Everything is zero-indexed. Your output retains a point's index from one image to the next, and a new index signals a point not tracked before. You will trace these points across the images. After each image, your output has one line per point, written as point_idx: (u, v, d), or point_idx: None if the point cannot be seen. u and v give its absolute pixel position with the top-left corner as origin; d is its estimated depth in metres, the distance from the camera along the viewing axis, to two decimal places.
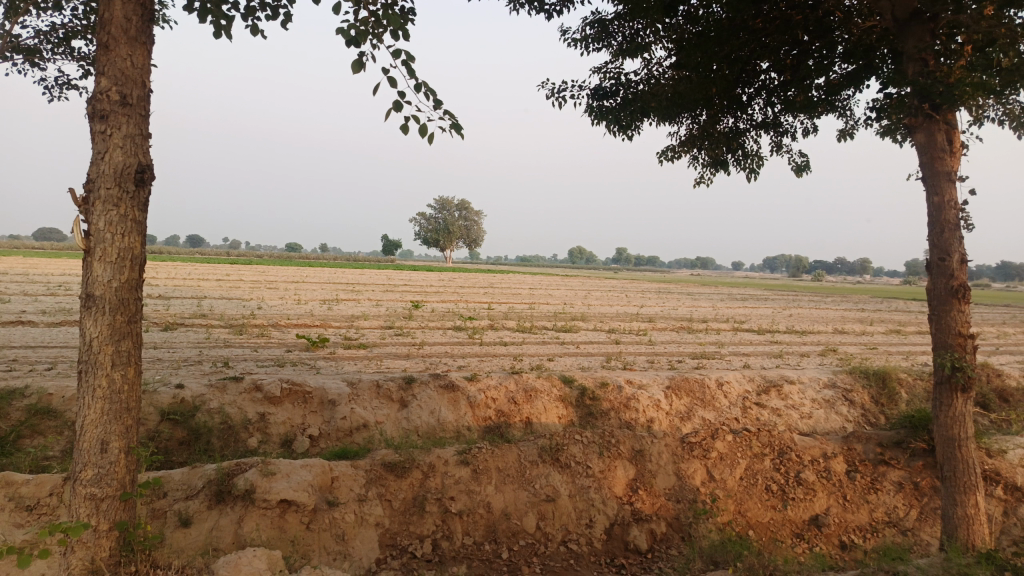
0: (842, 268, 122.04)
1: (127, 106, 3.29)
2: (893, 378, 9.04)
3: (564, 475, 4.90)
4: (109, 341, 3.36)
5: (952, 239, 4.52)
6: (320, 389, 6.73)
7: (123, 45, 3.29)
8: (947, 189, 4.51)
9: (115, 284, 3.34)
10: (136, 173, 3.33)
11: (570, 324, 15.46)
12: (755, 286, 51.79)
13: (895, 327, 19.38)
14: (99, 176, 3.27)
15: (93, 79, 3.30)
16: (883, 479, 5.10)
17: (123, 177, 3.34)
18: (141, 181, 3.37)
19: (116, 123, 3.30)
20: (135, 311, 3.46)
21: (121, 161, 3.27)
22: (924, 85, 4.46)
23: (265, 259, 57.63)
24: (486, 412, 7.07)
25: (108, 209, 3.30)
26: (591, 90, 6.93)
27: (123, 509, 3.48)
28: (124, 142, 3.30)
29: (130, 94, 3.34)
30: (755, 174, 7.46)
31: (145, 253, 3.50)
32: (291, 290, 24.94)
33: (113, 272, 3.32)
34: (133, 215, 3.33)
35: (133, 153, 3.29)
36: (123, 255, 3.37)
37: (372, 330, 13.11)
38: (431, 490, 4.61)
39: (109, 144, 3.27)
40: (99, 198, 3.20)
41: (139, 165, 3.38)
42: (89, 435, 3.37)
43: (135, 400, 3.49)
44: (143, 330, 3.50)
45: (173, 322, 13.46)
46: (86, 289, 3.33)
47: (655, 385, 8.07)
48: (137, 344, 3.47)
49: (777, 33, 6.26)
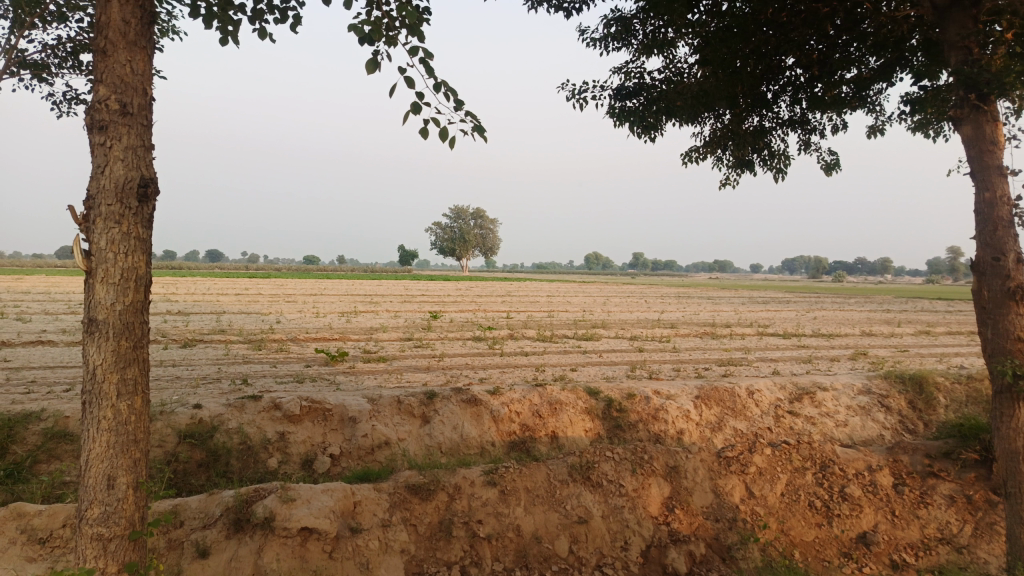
0: (863, 268, 120.60)
1: (127, 116, 3.13)
2: (930, 382, 8.73)
3: (596, 494, 4.69)
4: (114, 368, 3.20)
5: (1006, 237, 4.26)
6: (340, 406, 6.55)
7: (122, 51, 3.14)
8: (998, 185, 4.25)
9: (119, 308, 3.17)
10: (139, 188, 3.17)
11: (591, 332, 15.22)
12: (774, 289, 51.29)
13: (924, 328, 18.95)
14: (100, 193, 3.11)
15: (91, 89, 3.14)
16: (933, 493, 4.83)
17: (125, 193, 3.18)
18: (144, 196, 3.20)
19: (117, 134, 3.14)
20: (142, 335, 3.29)
21: (123, 176, 3.11)
22: (969, 74, 4.21)
23: (283, 273, 57.91)
24: (510, 427, 6.86)
25: (110, 227, 3.14)
26: (613, 91, 6.75)
27: (132, 547, 3.34)
28: (125, 155, 3.15)
29: (131, 103, 3.18)
30: (783, 174, 7.23)
31: (151, 273, 3.34)
32: (309, 303, 24.90)
33: (116, 294, 3.16)
34: (137, 233, 3.16)
35: (136, 167, 3.13)
36: (127, 276, 3.20)
37: (391, 343, 12.96)
38: (457, 513, 4.42)
39: (110, 159, 3.11)
40: (101, 216, 3.04)
41: (142, 179, 3.22)
42: (95, 469, 3.22)
43: (143, 431, 3.34)
44: (150, 355, 3.34)
45: (192, 338, 13.39)
46: (88, 314, 3.16)
47: (684, 394, 7.83)
48: (144, 370, 3.31)
49: (804, 26, 6.00)
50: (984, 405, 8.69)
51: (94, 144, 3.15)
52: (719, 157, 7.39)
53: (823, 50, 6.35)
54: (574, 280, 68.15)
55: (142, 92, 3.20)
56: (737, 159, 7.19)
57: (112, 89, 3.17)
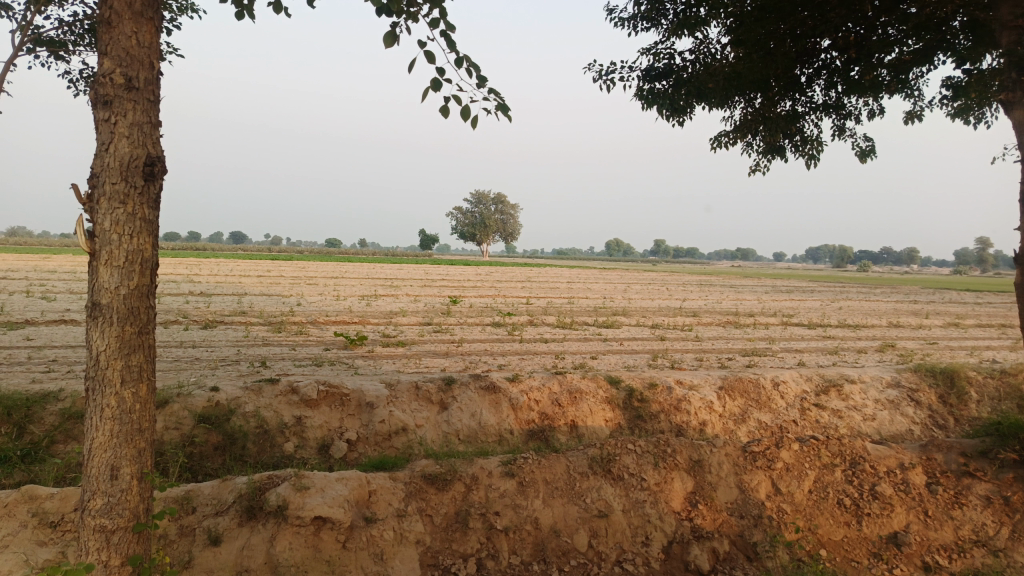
0: (889, 258, 118.73)
1: (132, 91, 3.03)
2: (963, 376, 8.46)
3: (616, 488, 4.57)
4: (118, 355, 3.13)
5: None
6: (358, 391, 6.47)
7: (127, 21, 3.02)
8: None
9: (123, 292, 3.09)
10: (145, 167, 3.07)
11: (611, 319, 15.06)
12: (797, 278, 50.67)
13: (953, 320, 18.53)
14: (103, 171, 3.02)
15: (96, 62, 3.03)
16: (968, 493, 4.63)
17: (130, 172, 3.08)
18: (149, 175, 3.10)
19: (121, 110, 3.04)
20: (147, 320, 3.21)
21: (128, 154, 3.02)
22: None
23: (304, 255, 58.26)
24: (529, 415, 6.75)
25: (115, 208, 3.05)
26: (642, 71, 6.55)
27: (137, 541, 3.30)
28: (130, 132, 3.05)
29: (137, 78, 3.08)
30: (815, 160, 7.01)
31: (156, 255, 3.25)
32: (330, 287, 24.97)
33: (121, 278, 3.07)
34: (142, 214, 3.06)
35: (141, 145, 3.02)
36: (132, 259, 3.11)
37: (410, 327, 12.91)
38: (474, 505, 4.33)
39: (114, 136, 3.01)
40: (104, 196, 2.95)
41: (148, 157, 3.12)
42: (98, 460, 3.16)
43: (149, 420, 3.27)
44: (156, 341, 3.26)
45: (212, 320, 13.43)
46: (92, 297, 3.08)
47: (707, 385, 7.66)
48: (149, 357, 3.24)
49: (842, 7, 5.76)
50: (1018, 401, 8.43)
51: (98, 120, 3.05)
52: (749, 142, 7.19)
53: (861, 33, 6.10)
54: (595, 266, 67.80)
55: (148, 65, 3.09)
56: (768, 145, 6.99)
57: (117, 63, 3.06)
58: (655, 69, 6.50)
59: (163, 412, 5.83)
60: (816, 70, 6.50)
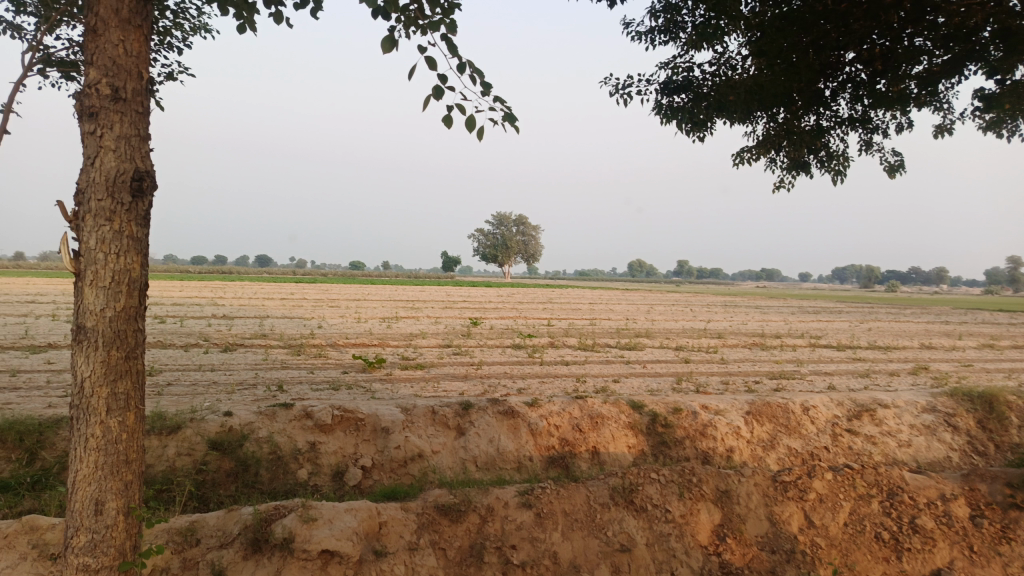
0: (918, 278, 116.74)
1: (119, 102, 2.98)
2: (1002, 400, 8.11)
3: (639, 520, 4.36)
4: (103, 382, 3.10)
5: None
6: (373, 415, 6.32)
7: (113, 29, 2.99)
8: None
9: (108, 314, 3.05)
10: (132, 181, 3.03)
11: (634, 341, 14.80)
12: (824, 299, 49.93)
13: (987, 341, 18.00)
14: (89, 186, 3.00)
15: (81, 71, 3.01)
16: (1017, 527, 4.36)
17: (117, 188, 3.02)
18: (136, 190, 3.05)
19: (108, 122, 3.00)
20: (135, 345, 3.17)
21: (114, 168, 2.98)
22: None
23: (327, 278, 58.66)
24: (549, 441, 6.56)
25: (101, 225, 3.02)
26: (660, 85, 6.42)
27: None
28: (117, 145, 3.00)
29: (124, 88, 3.02)
30: (842, 176, 6.82)
31: (145, 276, 3.21)
32: (351, 309, 24.99)
33: (106, 300, 3.03)
34: (128, 232, 3.02)
35: (127, 158, 2.98)
36: (119, 279, 3.07)
37: (430, 349, 12.77)
38: (490, 537, 4.16)
39: (99, 149, 2.98)
40: (89, 213, 2.92)
41: (136, 171, 3.07)
42: (82, 494, 3.15)
43: (136, 452, 3.25)
44: (144, 367, 3.22)
45: (232, 342, 13.41)
46: (78, 320, 3.05)
47: (733, 409, 7.41)
48: (136, 384, 3.20)
49: (866, 18, 5.64)
50: None
51: (84, 132, 3.01)
52: (773, 159, 7.03)
53: (886, 45, 5.99)
54: (618, 288, 67.40)
55: (136, 75, 3.05)
56: (793, 160, 6.81)
57: (103, 73, 3.04)
58: (675, 83, 6.38)
59: (175, 438, 5.73)
60: (840, 83, 6.37)
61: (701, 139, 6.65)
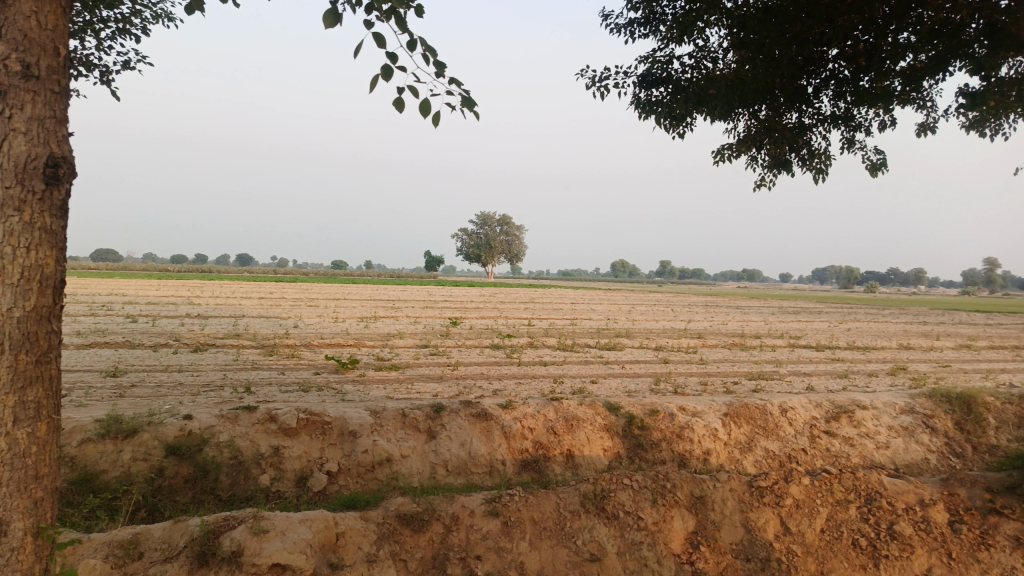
0: (897, 279, 117.92)
1: (32, 85, 3.01)
2: (980, 402, 8.05)
3: (610, 528, 4.22)
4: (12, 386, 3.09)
5: None
6: (341, 418, 6.11)
7: (26, 4, 3.00)
8: None
9: (16, 313, 3.06)
10: (44, 169, 3.08)
11: (614, 342, 14.67)
12: (804, 299, 50.19)
13: (965, 341, 18.09)
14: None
15: None
16: (996, 533, 4.21)
17: (27, 178, 3.05)
18: (49, 181, 3.10)
19: (19, 104, 3.00)
20: (46, 346, 3.19)
21: (26, 154, 3.02)
22: None
23: (307, 276, 58.08)
24: (523, 445, 6.39)
25: (9, 219, 3.02)
26: (639, 78, 6.26)
27: None
28: (29, 130, 3.04)
29: (35, 68, 3.05)
30: (823, 175, 6.69)
31: (57, 274, 3.23)
32: (330, 308, 24.67)
33: (15, 298, 3.04)
34: (40, 226, 3.06)
35: (40, 145, 3.03)
36: (29, 277, 3.09)
37: (406, 350, 12.56)
38: (453, 548, 4.01)
39: (10, 138, 2.99)
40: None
41: (48, 159, 3.11)
42: None
43: (46, 456, 3.23)
44: (56, 369, 3.24)
45: (204, 342, 13.11)
46: None
47: (711, 411, 7.29)
48: (47, 387, 3.21)
49: (851, 13, 5.62)
50: None
51: None
52: (752, 157, 6.91)
53: (870, 41, 5.95)
54: (600, 287, 67.39)
55: (50, 55, 3.09)
56: (773, 158, 6.70)
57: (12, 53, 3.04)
58: (654, 76, 6.23)
59: (132, 442, 5.52)
60: (824, 81, 6.31)
61: (681, 136, 6.50)
